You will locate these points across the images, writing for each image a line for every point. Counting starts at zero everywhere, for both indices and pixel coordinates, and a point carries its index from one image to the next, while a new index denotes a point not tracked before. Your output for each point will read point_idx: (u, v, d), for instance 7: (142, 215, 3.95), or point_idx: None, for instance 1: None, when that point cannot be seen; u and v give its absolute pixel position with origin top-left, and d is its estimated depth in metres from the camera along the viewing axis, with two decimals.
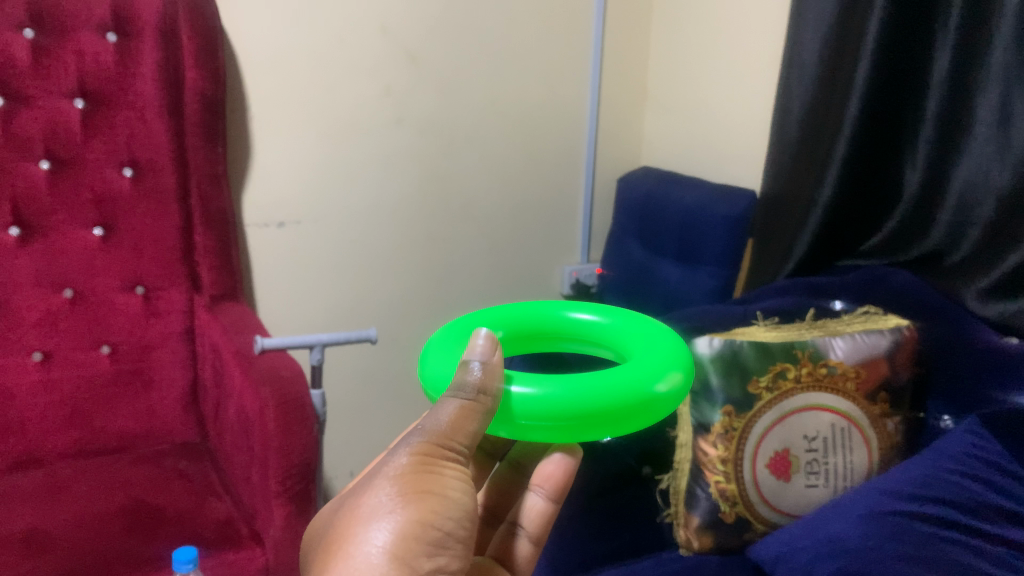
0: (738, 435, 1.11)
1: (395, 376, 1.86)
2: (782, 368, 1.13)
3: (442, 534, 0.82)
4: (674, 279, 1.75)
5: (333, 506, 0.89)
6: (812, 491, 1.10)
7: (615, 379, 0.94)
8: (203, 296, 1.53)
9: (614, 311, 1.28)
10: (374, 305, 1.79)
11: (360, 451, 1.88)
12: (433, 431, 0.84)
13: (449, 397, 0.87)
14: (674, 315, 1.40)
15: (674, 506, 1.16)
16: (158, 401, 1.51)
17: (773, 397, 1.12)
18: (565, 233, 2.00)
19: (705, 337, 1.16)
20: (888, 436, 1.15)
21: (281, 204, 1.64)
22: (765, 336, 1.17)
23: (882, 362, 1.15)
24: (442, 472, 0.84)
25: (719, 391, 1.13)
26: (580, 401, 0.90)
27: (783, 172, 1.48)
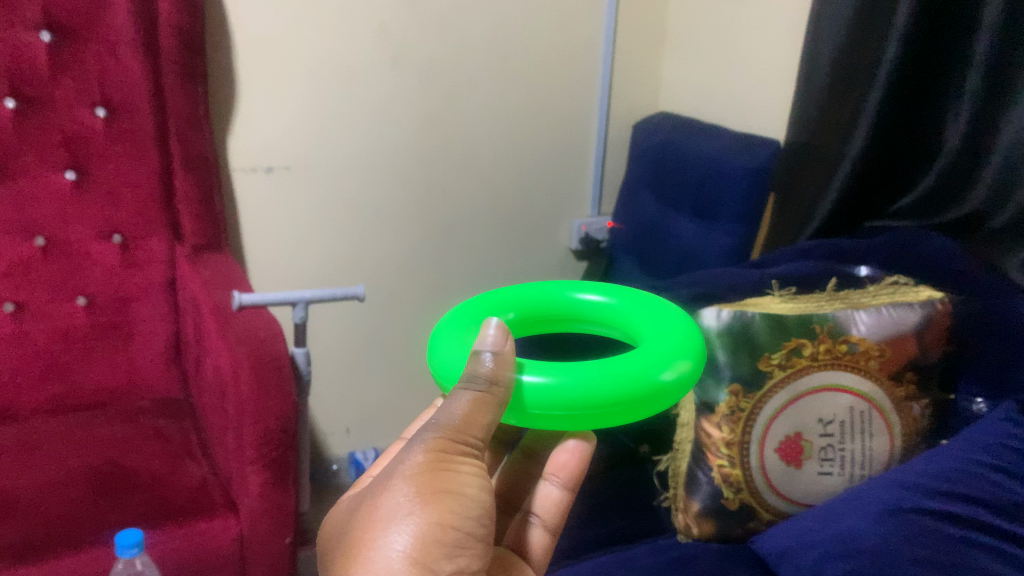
0: (745, 418, 1.02)
1: (392, 333, 1.78)
2: (797, 344, 1.02)
3: (460, 534, 0.81)
4: (688, 236, 1.64)
5: (347, 505, 0.88)
6: (826, 479, 1.01)
7: (633, 364, 0.91)
8: (185, 247, 1.45)
9: (624, 291, 1.20)
10: (369, 258, 1.70)
11: (357, 409, 1.81)
12: (446, 427, 0.83)
13: (461, 390, 0.86)
14: (681, 282, 1.30)
15: (673, 489, 1.09)
16: (138, 355, 1.44)
17: (786, 376, 1.02)
18: (576, 185, 1.89)
19: (713, 308, 1.06)
20: (913, 420, 1.04)
21: (269, 149, 1.53)
22: (780, 307, 1.07)
23: (910, 340, 1.04)
24: (456, 469, 0.83)
25: (726, 368, 1.04)
26: (594, 390, 0.87)
27: (811, 122, 1.35)
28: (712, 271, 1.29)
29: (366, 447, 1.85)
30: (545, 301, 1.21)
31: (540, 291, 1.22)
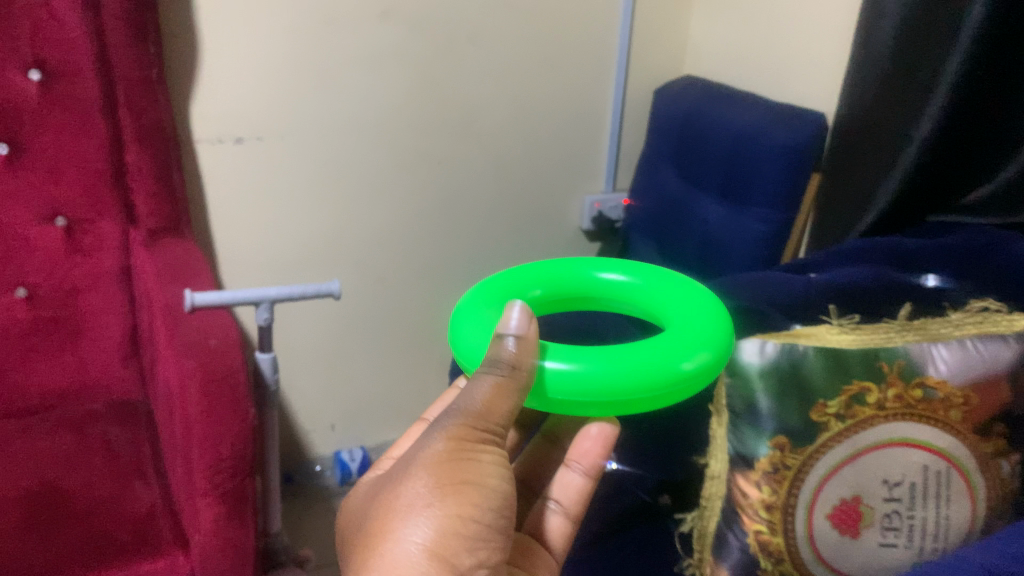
0: (791, 476, 0.87)
1: (381, 322, 1.61)
2: (858, 389, 0.87)
3: (482, 528, 0.74)
4: (714, 220, 1.44)
5: (363, 494, 0.82)
6: (889, 552, 0.85)
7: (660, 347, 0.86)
8: (140, 231, 1.27)
9: (642, 268, 1.05)
10: (355, 240, 1.52)
11: (342, 404, 1.65)
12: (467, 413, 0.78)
13: (483, 374, 0.81)
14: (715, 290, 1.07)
15: (698, 553, 0.95)
16: (89, 353, 1.28)
17: (845, 428, 0.87)
18: (589, 158, 1.68)
19: (754, 339, 0.91)
20: (1004, 481, 0.87)
21: (238, 117, 1.34)
22: (839, 338, 0.91)
23: (1005, 383, 0.87)
24: (478, 458, 0.77)
25: (770, 416, 0.89)
26: (622, 379, 0.82)
27: (868, 93, 1.13)
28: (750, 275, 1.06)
29: (352, 443, 1.70)
30: (566, 281, 1.05)
31: (557, 269, 1.06)
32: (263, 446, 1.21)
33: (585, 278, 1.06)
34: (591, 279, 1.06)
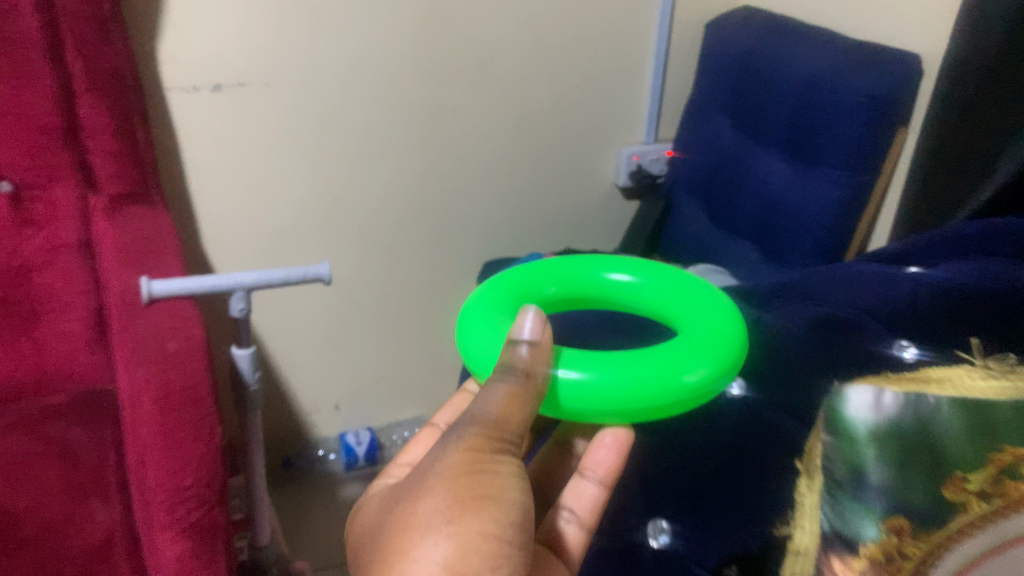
0: (910, 569, 0.64)
1: (388, 291, 1.42)
2: (1011, 462, 0.61)
3: (508, 550, 0.62)
4: (777, 180, 1.22)
5: (378, 508, 0.71)
6: None
7: (673, 349, 0.74)
8: (101, 197, 1.08)
9: (654, 268, 0.89)
10: (356, 200, 1.32)
11: (346, 381, 1.47)
12: (484, 420, 0.67)
13: (494, 382, 0.69)
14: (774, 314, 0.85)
15: None
16: (47, 339, 1.10)
17: (989, 511, 0.62)
18: (628, 103, 1.45)
19: (862, 386, 0.69)
20: None
21: (214, 59, 1.13)
22: (983, 390, 0.64)
23: None
24: (500, 471, 0.66)
25: (880, 494, 0.65)
26: (630, 389, 0.70)
27: (991, 27, 0.89)
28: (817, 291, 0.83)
29: (359, 424, 1.53)
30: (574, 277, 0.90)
31: (564, 265, 0.91)
32: (246, 450, 1.04)
33: (593, 281, 0.90)
34: (599, 282, 0.90)
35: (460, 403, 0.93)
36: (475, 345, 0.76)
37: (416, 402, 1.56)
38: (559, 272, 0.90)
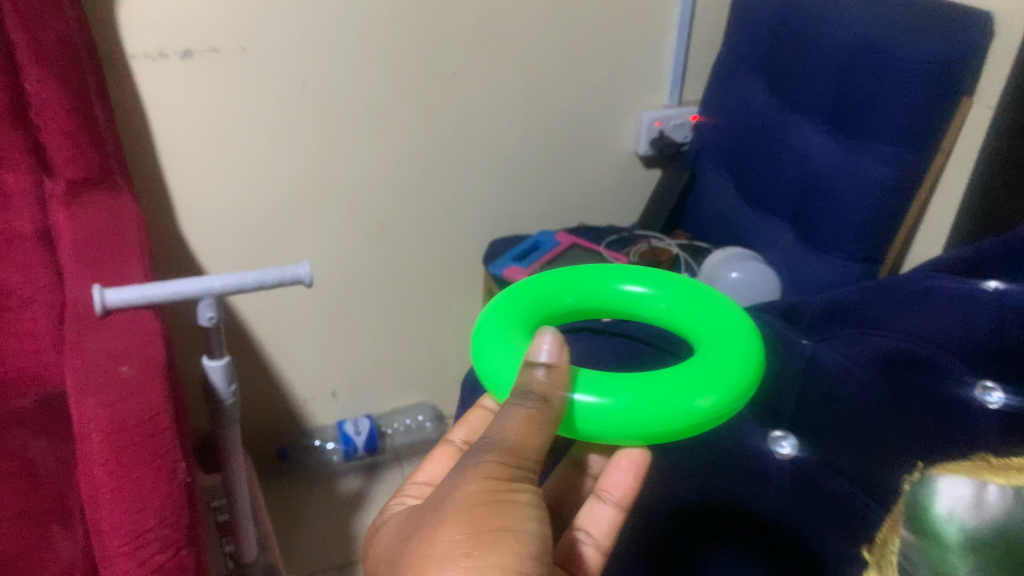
0: None
1: (386, 272, 1.30)
2: None
3: None
4: (816, 153, 1.08)
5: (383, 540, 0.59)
6: None
7: (691, 369, 0.64)
8: (59, 183, 0.96)
9: (676, 282, 0.77)
10: (347, 175, 1.19)
11: (341, 368, 1.37)
12: (501, 447, 0.55)
13: (509, 406, 0.58)
14: (828, 354, 0.79)
15: None
16: (9, 338, 1.00)
17: None
18: (650, 63, 1.30)
19: (955, 480, 0.51)
20: None
21: (180, 21, 1.00)
22: None
23: None
24: (521, 502, 0.54)
25: None
26: (639, 414, 0.61)
27: None
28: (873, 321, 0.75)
29: (358, 411, 1.43)
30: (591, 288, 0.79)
31: (584, 273, 0.80)
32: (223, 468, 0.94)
33: (609, 293, 0.79)
34: (615, 294, 0.78)
35: (475, 422, 0.78)
36: (488, 368, 0.66)
37: (419, 389, 1.46)
38: (577, 280, 0.79)
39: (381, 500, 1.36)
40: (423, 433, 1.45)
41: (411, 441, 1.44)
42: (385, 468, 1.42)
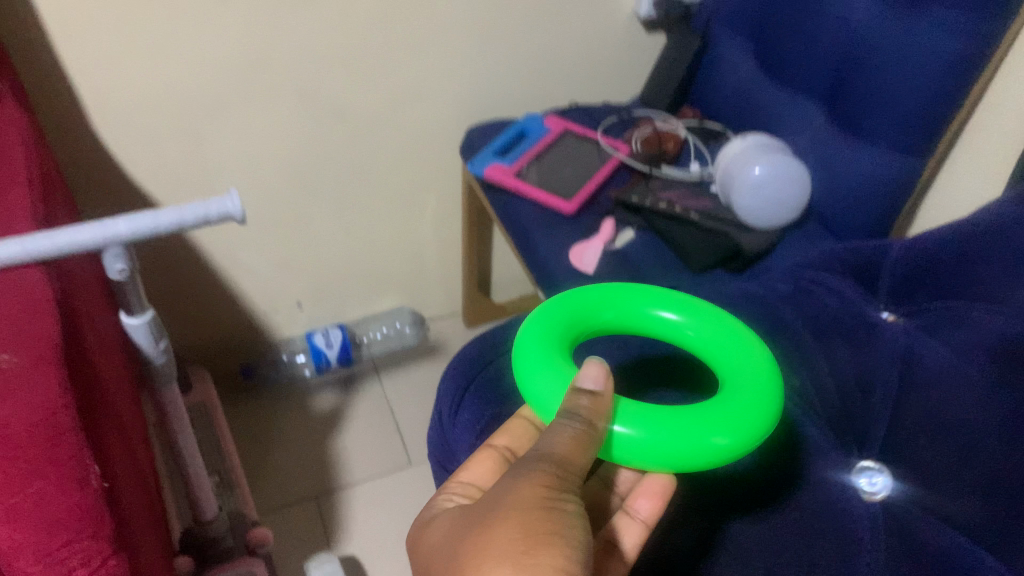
0: None
1: (353, 173, 1.08)
2: None
3: None
4: (862, 19, 0.87)
5: (423, 541, 0.50)
6: None
7: (733, 401, 0.54)
8: None
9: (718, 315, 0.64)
10: (298, 60, 0.94)
11: (304, 279, 1.18)
12: (547, 460, 0.45)
13: (552, 425, 0.48)
14: (927, 343, 0.72)
15: None
16: None
17: None
18: None
19: None
20: None
21: None
22: None
23: None
24: (572, 510, 0.44)
25: None
26: (671, 449, 0.51)
27: None
28: (935, 270, 0.74)
29: (328, 321, 1.26)
30: (626, 308, 0.65)
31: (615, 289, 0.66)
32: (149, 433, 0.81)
33: (643, 314, 0.65)
34: (647, 319, 0.65)
35: (520, 432, 0.58)
36: (524, 381, 0.55)
37: (396, 293, 1.27)
38: (610, 292, 0.65)
39: (358, 417, 1.22)
40: (403, 339, 1.29)
41: (389, 349, 1.28)
42: (363, 380, 1.27)
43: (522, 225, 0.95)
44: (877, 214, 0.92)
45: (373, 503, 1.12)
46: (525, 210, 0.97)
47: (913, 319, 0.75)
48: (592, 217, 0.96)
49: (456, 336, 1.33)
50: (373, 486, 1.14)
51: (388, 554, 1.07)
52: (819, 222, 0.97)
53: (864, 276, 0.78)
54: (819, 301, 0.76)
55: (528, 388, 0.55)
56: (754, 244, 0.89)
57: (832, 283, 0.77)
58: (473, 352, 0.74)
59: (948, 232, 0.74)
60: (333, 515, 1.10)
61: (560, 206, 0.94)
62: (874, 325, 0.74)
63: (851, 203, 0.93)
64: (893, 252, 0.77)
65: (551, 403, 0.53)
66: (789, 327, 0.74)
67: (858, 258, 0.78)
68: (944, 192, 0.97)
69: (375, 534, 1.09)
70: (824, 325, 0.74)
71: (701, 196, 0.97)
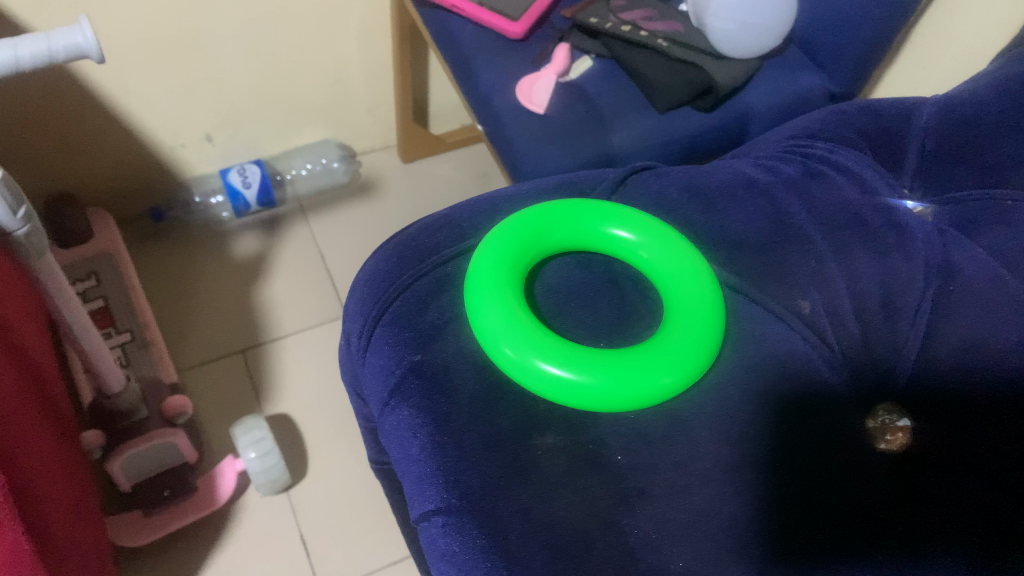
0: None
1: None
2: None
3: None
4: None
5: None
6: None
7: (671, 335, 0.51)
8: None
9: (674, 234, 0.55)
10: None
11: (212, 104, 1.00)
12: None
13: None
14: (968, 245, 0.57)
15: None
16: None
17: None
18: None
19: None
20: None
21: None
22: None
23: None
24: None
25: None
26: (620, 394, 0.48)
27: None
28: (972, 138, 0.59)
29: (243, 154, 1.10)
30: (583, 221, 0.56)
31: (576, 201, 0.57)
32: (42, 308, 0.72)
33: (595, 231, 0.56)
34: (602, 238, 0.55)
35: None
36: (470, 310, 0.52)
37: (320, 125, 1.13)
38: (561, 205, 0.56)
39: (286, 260, 1.10)
40: (332, 176, 1.16)
41: (317, 187, 1.15)
42: (289, 222, 1.13)
43: (462, 51, 0.79)
44: (866, 41, 0.76)
45: (302, 354, 1.02)
46: (466, 31, 0.80)
47: (949, 212, 0.60)
48: (542, 43, 0.81)
49: (391, 170, 1.20)
50: (305, 337, 1.04)
51: (323, 410, 0.98)
52: (800, 48, 0.83)
53: (886, 151, 0.64)
54: (835, 187, 0.61)
55: (474, 316, 0.51)
56: (728, 78, 0.76)
57: (840, 158, 0.62)
58: (403, 263, 0.58)
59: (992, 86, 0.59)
60: (260, 368, 1.00)
61: (507, 28, 0.79)
62: (900, 222, 0.59)
63: (840, 30, 0.77)
64: (921, 117, 0.64)
65: (497, 342, 0.50)
66: (796, 227, 0.58)
67: (875, 127, 0.64)
68: (946, 13, 0.81)
69: (307, 389, 0.99)
70: (829, 214, 0.59)
71: (669, 16, 0.80)
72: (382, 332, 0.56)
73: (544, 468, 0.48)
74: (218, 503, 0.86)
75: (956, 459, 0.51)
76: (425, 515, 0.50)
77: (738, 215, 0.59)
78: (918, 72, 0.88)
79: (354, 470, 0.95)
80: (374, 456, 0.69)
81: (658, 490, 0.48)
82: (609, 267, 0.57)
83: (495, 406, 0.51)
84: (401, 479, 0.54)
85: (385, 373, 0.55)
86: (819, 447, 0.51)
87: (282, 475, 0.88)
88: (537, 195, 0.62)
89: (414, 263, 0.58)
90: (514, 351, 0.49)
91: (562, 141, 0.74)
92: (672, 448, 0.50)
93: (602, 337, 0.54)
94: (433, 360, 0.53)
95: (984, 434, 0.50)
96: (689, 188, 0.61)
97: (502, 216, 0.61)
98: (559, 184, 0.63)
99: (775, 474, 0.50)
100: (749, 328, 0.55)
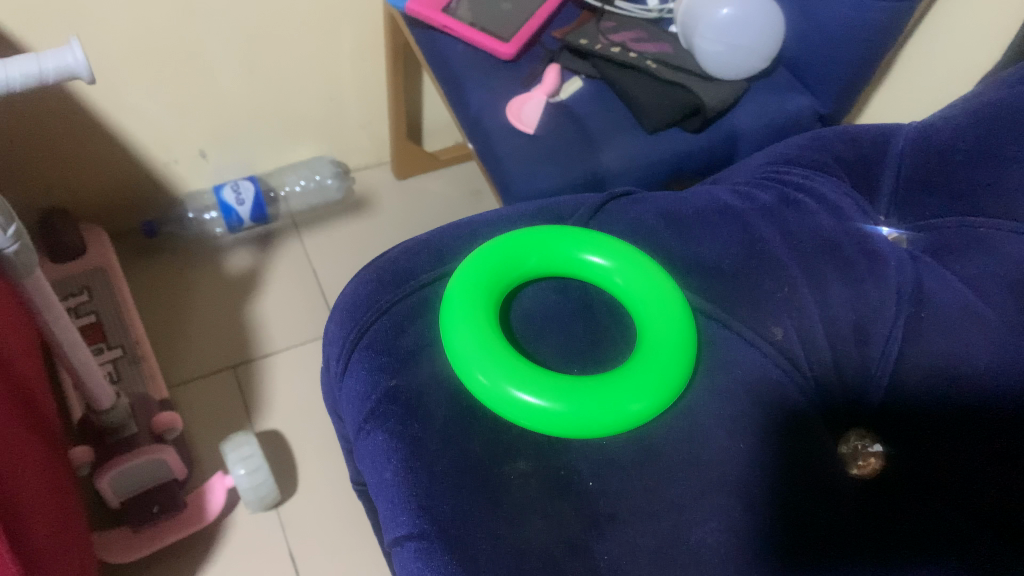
0: None
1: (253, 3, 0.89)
2: None
3: None
4: None
5: None
6: None
7: (642, 361, 0.51)
8: None
9: (647, 260, 0.55)
10: None
11: (202, 122, 1.00)
12: None
13: None
14: (938, 271, 0.58)
15: None
16: None
17: None
18: None
19: None
20: None
21: None
22: None
23: None
24: None
25: None
26: (590, 421, 0.48)
27: None
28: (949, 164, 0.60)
29: (235, 170, 1.11)
30: (558, 248, 0.56)
31: (550, 227, 0.57)
32: (30, 325, 0.72)
33: (570, 257, 0.56)
34: (576, 264, 0.56)
35: None
36: (445, 336, 0.52)
37: (314, 141, 1.13)
38: (536, 233, 0.56)
39: (275, 277, 1.10)
40: (325, 193, 1.17)
41: (309, 204, 1.16)
42: (281, 238, 1.13)
43: (452, 71, 0.80)
44: (851, 64, 0.76)
45: (292, 372, 1.02)
46: (457, 52, 0.81)
47: (923, 237, 0.61)
48: (532, 63, 0.82)
49: (384, 186, 1.21)
50: (297, 354, 1.04)
51: (313, 427, 0.98)
52: (788, 69, 0.84)
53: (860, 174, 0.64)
54: (809, 213, 0.61)
55: (448, 341, 0.52)
56: (717, 100, 0.77)
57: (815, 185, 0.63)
58: (381, 286, 0.58)
59: (969, 112, 0.59)
60: (249, 384, 1.00)
61: (497, 49, 0.80)
62: (874, 248, 0.59)
63: (826, 52, 0.77)
64: (897, 144, 0.64)
65: (470, 368, 0.50)
66: (770, 254, 0.59)
67: (854, 152, 0.64)
68: (933, 35, 0.82)
69: (295, 406, 0.99)
70: (802, 240, 0.60)
71: (657, 38, 0.81)
72: (359, 355, 0.56)
73: (514, 493, 0.49)
74: (205, 521, 0.86)
75: (920, 484, 0.53)
76: (397, 540, 0.50)
77: (713, 241, 0.60)
78: (907, 92, 0.88)
79: (338, 488, 0.95)
80: (354, 478, 0.69)
81: (628, 516, 0.49)
82: (583, 293, 0.57)
83: (467, 431, 0.51)
84: (375, 502, 0.54)
85: (360, 397, 0.55)
86: (789, 473, 0.51)
87: (271, 492, 0.88)
88: (516, 220, 0.62)
89: (391, 286, 0.58)
90: (486, 378, 0.49)
91: (550, 161, 0.74)
92: (645, 471, 0.50)
93: (575, 364, 0.54)
94: (409, 384, 0.53)
95: (960, 465, 0.52)
96: (665, 214, 0.62)
97: (480, 241, 0.61)
98: (537, 209, 0.63)
99: (747, 500, 0.50)
100: (721, 354, 0.55)
